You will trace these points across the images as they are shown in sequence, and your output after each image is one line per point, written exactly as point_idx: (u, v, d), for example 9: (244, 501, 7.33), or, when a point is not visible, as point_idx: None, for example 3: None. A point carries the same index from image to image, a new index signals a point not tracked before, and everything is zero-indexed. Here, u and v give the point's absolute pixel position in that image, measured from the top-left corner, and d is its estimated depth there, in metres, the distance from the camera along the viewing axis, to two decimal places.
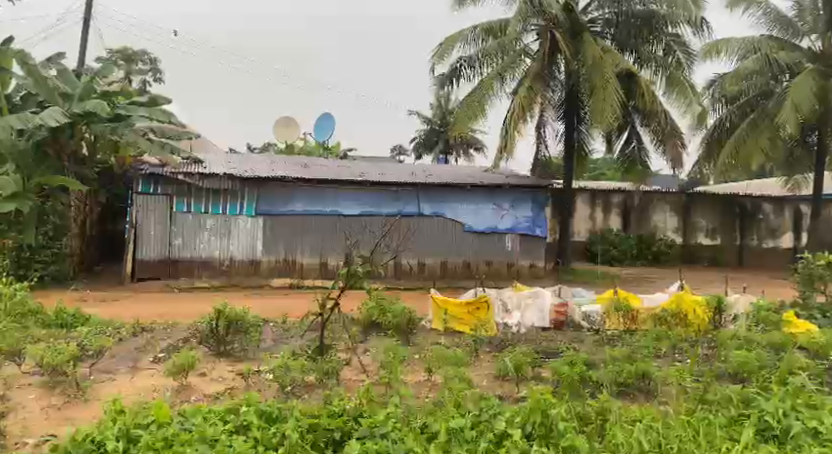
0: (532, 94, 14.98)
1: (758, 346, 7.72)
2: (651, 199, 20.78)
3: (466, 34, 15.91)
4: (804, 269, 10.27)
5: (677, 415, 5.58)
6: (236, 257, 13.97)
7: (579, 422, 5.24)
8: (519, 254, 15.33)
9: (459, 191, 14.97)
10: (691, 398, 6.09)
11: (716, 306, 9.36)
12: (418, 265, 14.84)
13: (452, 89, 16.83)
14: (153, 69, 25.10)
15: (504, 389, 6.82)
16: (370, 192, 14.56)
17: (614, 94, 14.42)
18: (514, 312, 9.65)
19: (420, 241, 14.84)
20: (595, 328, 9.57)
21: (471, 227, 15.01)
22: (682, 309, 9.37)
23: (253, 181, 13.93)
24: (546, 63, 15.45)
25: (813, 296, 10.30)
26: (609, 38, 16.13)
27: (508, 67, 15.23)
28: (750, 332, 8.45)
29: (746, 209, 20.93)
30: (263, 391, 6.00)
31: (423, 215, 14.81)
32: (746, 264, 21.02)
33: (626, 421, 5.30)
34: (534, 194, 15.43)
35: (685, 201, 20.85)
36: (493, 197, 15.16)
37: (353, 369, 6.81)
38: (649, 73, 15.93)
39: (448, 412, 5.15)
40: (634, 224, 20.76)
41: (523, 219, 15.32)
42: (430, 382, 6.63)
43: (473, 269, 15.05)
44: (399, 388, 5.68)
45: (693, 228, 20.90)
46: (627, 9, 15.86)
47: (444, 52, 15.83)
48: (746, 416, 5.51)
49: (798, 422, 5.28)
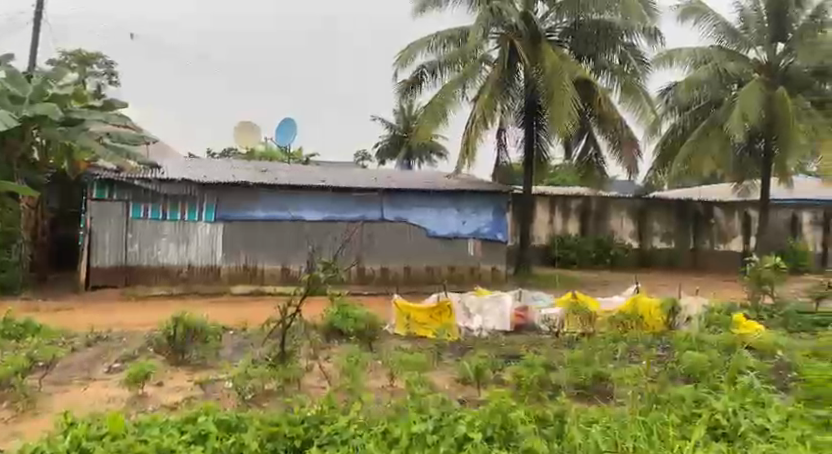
0: (493, 101, 15.31)
1: (708, 347, 8.01)
2: (608, 204, 21.18)
3: (427, 42, 16.05)
4: (753, 271, 10.67)
5: (633, 416, 5.73)
6: (195, 264, 13.78)
7: (540, 424, 5.36)
8: (482, 258, 15.51)
9: (421, 197, 15.03)
10: (647, 398, 6.28)
11: (669, 309, 9.81)
12: (380, 269, 14.86)
13: (414, 95, 16.93)
14: (109, 73, 24.61)
15: (466, 393, 6.90)
16: (331, 198, 14.51)
17: (571, 100, 14.76)
18: (476, 316, 9.79)
19: (382, 246, 14.87)
20: (553, 331, 9.81)
21: (434, 232, 15.12)
22: (637, 312, 9.69)
23: (212, 187, 13.76)
24: (506, 71, 15.79)
25: (761, 297, 10.69)
26: (567, 47, 16.43)
27: (468, 74, 15.45)
28: (702, 333, 8.78)
29: (698, 214, 21.52)
30: (222, 399, 5.93)
31: (386, 220, 14.85)
32: (700, 267, 21.60)
33: (584, 423, 5.44)
34: (495, 200, 15.62)
35: (641, 206, 21.32)
36: (455, 203, 15.30)
37: (314, 376, 6.77)
38: (605, 82, 16.35)
39: (411, 417, 5.23)
40: (591, 229, 21.16)
41: (485, 223, 15.53)
42: (392, 387, 6.65)
43: (436, 274, 15.15)
44: (361, 394, 5.71)
45: (649, 232, 21.38)
46: (583, 20, 16.17)
47: (408, 56, 15.93)
48: (698, 416, 5.70)
49: (745, 420, 5.48)
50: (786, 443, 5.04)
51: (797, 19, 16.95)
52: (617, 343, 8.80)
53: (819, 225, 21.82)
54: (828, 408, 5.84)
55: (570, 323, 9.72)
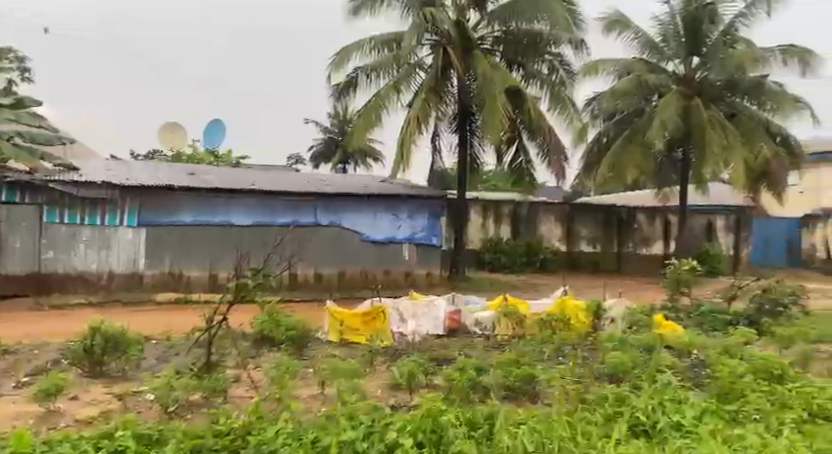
0: (427, 107, 15.48)
1: (630, 347, 8.33)
2: (539, 209, 21.70)
3: (362, 45, 16.11)
4: (672, 273, 11.16)
5: (558, 416, 5.89)
6: (116, 271, 13.31)
7: (469, 427, 5.45)
8: (417, 263, 15.63)
9: (355, 201, 15.01)
10: (573, 399, 6.47)
11: (595, 311, 10.15)
12: (314, 275, 14.71)
13: (348, 99, 16.90)
14: (23, 69, 23.44)
15: (398, 398, 6.93)
16: (262, 203, 14.30)
17: (503, 109, 15.08)
18: (409, 321, 9.83)
19: (316, 251, 14.76)
20: (486, 334, 10.03)
21: (369, 237, 15.14)
22: (566, 314, 9.99)
23: (135, 190, 13.27)
24: (440, 79, 15.98)
25: (679, 298, 11.20)
26: (498, 56, 16.72)
27: (403, 79, 15.62)
28: (625, 334, 9.13)
29: (622, 219, 22.30)
30: (143, 412, 5.74)
31: (320, 225, 14.77)
32: (624, 270, 22.39)
33: (514, 425, 5.55)
34: (429, 205, 15.78)
35: (570, 210, 21.94)
36: (390, 208, 15.35)
37: (242, 386, 6.65)
38: (535, 90, 16.79)
39: (341, 425, 5.22)
40: (523, 234, 21.62)
41: (419, 228, 15.67)
42: (323, 395, 6.61)
43: (370, 279, 15.13)
44: (289, 402, 5.64)
45: (576, 236, 22.00)
46: (514, 29, 16.52)
47: (343, 59, 15.90)
48: (620, 414, 5.91)
49: (664, 417, 5.73)
50: (700, 437, 5.30)
51: (710, 34, 17.90)
52: (545, 345, 9.02)
53: (731, 229, 22.97)
54: (738, 403, 6.18)
55: (501, 326, 9.95)
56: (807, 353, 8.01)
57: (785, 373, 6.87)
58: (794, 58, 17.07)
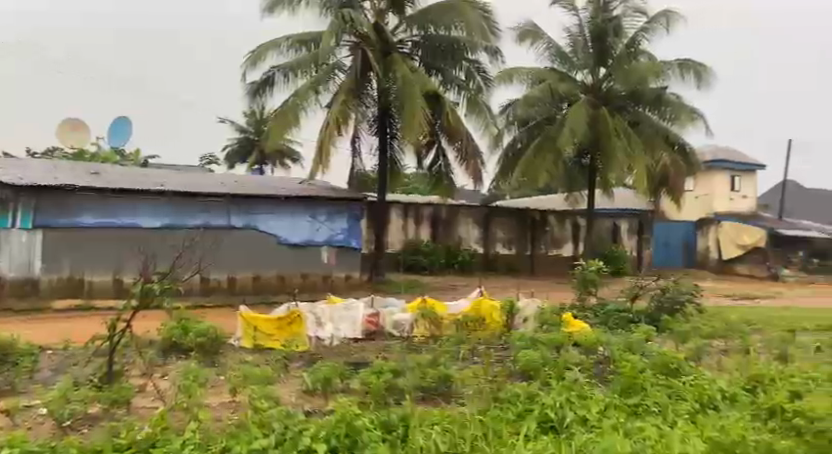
0: (346, 108, 15.34)
1: (540, 346, 8.61)
2: (456, 212, 22.04)
3: (278, 45, 15.96)
4: (579, 273, 11.65)
5: (471, 415, 5.99)
6: (8, 276, 12.37)
7: (384, 430, 5.46)
8: (335, 265, 15.58)
9: (272, 203, 14.78)
10: (485, 398, 6.59)
11: (509, 310, 10.48)
12: (228, 279, 14.33)
13: (264, 98, 16.58)
14: None
15: (312, 404, 6.87)
16: (173, 204, 13.83)
17: (423, 113, 15.20)
18: (327, 325, 9.72)
19: (230, 254, 14.40)
20: (404, 336, 10.08)
21: (286, 239, 14.93)
22: (480, 315, 10.26)
23: (31, 189, 12.45)
24: (359, 80, 15.93)
25: (586, 298, 11.68)
26: (417, 60, 16.88)
27: (321, 80, 15.49)
28: (536, 333, 9.45)
29: (536, 221, 23.00)
30: (35, 427, 5.42)
31: (233, 227, 14.42)
32: (537, 271, 23.04)
33: (428, 425, 5.62)
34: (348, 208, 15.76)
35: (487, 213, 22.37)
36: (308, 209, 15.21)
37: (146, 396, 6.42)
38: (453, 95, 17.00)
39: (252, 433, 5.12)
40: (441, 236, 21.87)
41: (338, 231, 15.61)
42: (234, 403, 6.45)
43: (286, 283, 14.92)
44: (197, 411, 5.47)
45: (492, 239, 22.46)
46: (432, 34, 16.73)
47: (258, 57, 15.62)
48: (530, 411, 6.08)
49: (571, 413, 5.93)
50: (604, 431, 5.54)
51: (615, 47, 18.66)
52: (460, 346, 9.19)
53: (635, 232, 24.11)
54: (639, 396, 6.49)
55: (419, 327, 10.07)
56: (700, 348, 8.53)
57: (680, 366, 7.29)
58: (689, 72, 18.12)
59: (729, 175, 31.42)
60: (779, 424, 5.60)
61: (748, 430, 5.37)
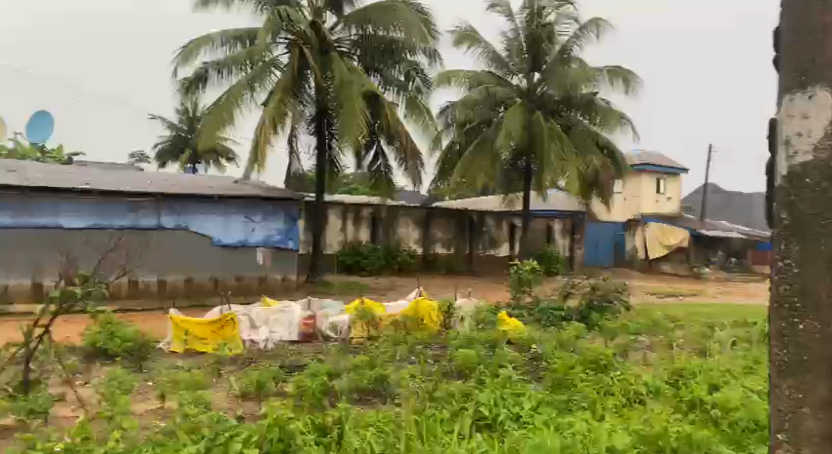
0: (282, 106, 15.09)
1: (476, 344, 8.71)
2: (396, 213, 22.04)
3: (212, 40, 15.59)
4: (515, 273, 11.90)
5: (407, 415, 5.99)
6: None
7: (318, 432, 5.38)
8: (271, 267, 15.26)
9: (205, 204, 14.45)
10: (420, 398, 6.60)
11: (446, 310, 10.61)
12: (158, 282, 13.90)
13: (197, 95, 16.19)
14: None
15: (245, 407, 6.75)
16: (98, 204, 13.36)
17: (362, 114, 15.12)
18: (261, 328, 9.49)
19: (160, 255, 13.98)
20: (341, 338, 9.90)
21: (219, 241, 14.59)
22: (418, 315, 10.33)
23: None
24: (296, 79, 15.71)
25: (521, 297, 11.93)
26: (355, 59, 16.87)
27: (257, 77, 15.17)
28: (472, 331, 9.58)
29: (474, 222, 23.25)
30: None
31: (164, 227, 14.01)
32: (474, 270, 23.31)
33: (363, 426, 5.59)
34: (284, 208, 15.49)
35: (426, 214, 22.44)
36: (243, 210, 14.91)
37: (67, 405, 6.16)
38: (392, 95, 17.11)
39: (179, 441, 4.98)
40: (381, 237, 21.82)
41: (274, 231, 15.34)
42: (163, 409, 6.26)
43: (220, 285, 14.56)
44: (121, 419, 5.28)
45: (431, 239, 22.58)
46: (370, 34, 16.61)
47: (190, 53, 15.21)
48: (465, 410, 6.12)
49: (504, 410, 6.01)
50: (536, 427, 5.62)
51: (548, 52, 19.14)
52: (397, 346, 9.21)
53: (568, 232, 24.73)
54: (569, 392, 6.64)
55: (356, 329, 9.94)
56: (627, 344, 8.80)
57: (609, 362, 7.51)
58: (619, 78, 18.64)
59: (656, 178, 32.60)
60: (699, 416, 5.82)
61: (671, 422, 5.56)
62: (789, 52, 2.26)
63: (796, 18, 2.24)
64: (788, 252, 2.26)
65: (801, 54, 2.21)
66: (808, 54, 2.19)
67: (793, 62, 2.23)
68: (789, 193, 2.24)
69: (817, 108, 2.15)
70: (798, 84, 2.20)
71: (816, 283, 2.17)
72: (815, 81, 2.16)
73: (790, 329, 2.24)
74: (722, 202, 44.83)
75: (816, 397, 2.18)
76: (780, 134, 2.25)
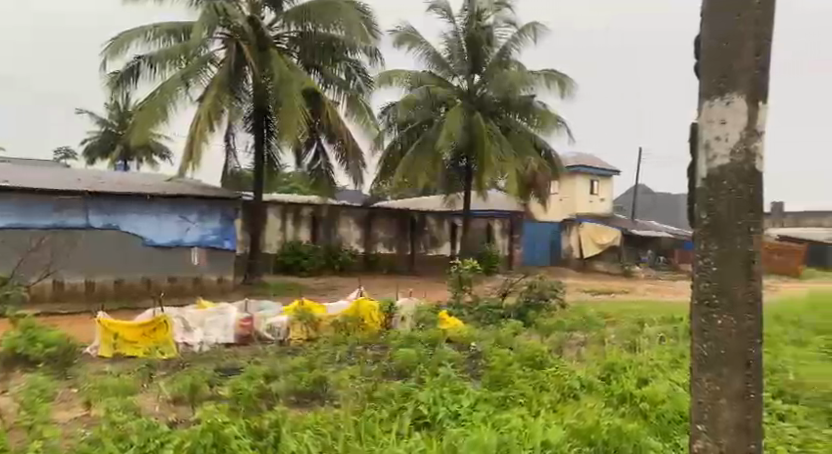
0: (218, 102, 14.76)
1: (416, 343, 8.74)
2: (337, 212, 21.90)
3: (144, 33, 15.11)
4: (455, 273, 12.09)
5: (345, 415, 5.92)
6: None
7: (255, 436, 5.25)
8: (206, 268, 14.89)
9: (136, 203, 14.00)
10: (360, 398, 6.55)
11: (387, 310, 10.62)
12: (85, 284, 13.35)
13: (129, 89, 15.67)
14: None
15: (178, 412, 6.55)
16: (20, 202, 12.73)
17: (301, 111, 14.92)
18: (196, 331, 9.32)
19: (87, 256, 13.44)
20: (279, 340, 9.75)
21: (152, 241, 14.15)
22: (359, 315, 10.28)
23: None
24: (233, 75, 15.38)
25: (461, 296, 12.04)
26: (295, 56, 16.61)
27: (192, 72, 14.79)
28: (413, 331, 9.58)
29: (415, 222, 23.31)
30: None
31: (92, 227, 13.50)
32: (416, 270, 23.36)
33: (301, 429, 5.50)
34: (220, 207, 15.15)
35: (368, 213, 22.37)
36: (177, 209, 14.51)
37: None
38: (332, 94, 16.95)
39: (105, 450, 4.79)
40: (322, 237, 21.64)
41: (209, 231, 14.97)
42: (89, 417, 6.00)
43: (153, 287, 14.11)
44: (43, 429, 5.03)
45: (373, 239, 22.49)
46: (310, 31, 16.41)
47: (121, 46, 14.71)
48: (405, 409, 6.11)
49: (443, 408, 6.03)
50: (474, 424, 5.65)
51: (488, 55, 19.44)
52: (337, 347, 9.13)
53: (507, 232, 25.12)
54: (505, 389, 6.72)
55: (294, 331, 9.82)
56: (561, 341, 8.99)
57: (544, 359, 7.66)
58: (554, 82, 19.02)
59: (589, 179, 33.52)
60: (629, 409, 5.98)
61: (603, 416, 5.71)
62: (710, 58, 2.34)
63: (716, 26, 2.31)
64: (707, 251, 2.35)
65: (722, 61, 2.29)
66: (725, 63, 2.28)
67: (712, 70, 2.32)
68: (708, 194, 2.34)
69: (734, 114, 2.25)
70: (718, 91, 2.29)
71: (732, 283, 2.28)
72: (733, 89, 2.26)
73: (710, 326, 2.34)
74: (650, 202, 46.50)
75: (732, 390, 2.32)
76: (701, 138, 2.34)
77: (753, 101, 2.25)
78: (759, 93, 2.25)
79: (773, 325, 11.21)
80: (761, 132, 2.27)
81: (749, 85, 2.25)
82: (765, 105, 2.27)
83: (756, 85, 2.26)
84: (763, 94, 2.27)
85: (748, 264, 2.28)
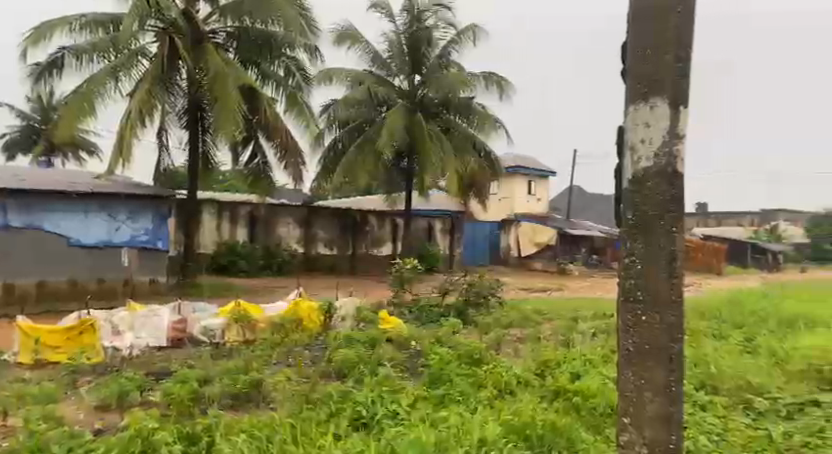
0: (150, 97, 14.25)
1: (355, 343, 8.68)
2: (275, 212, 21.61)
3: (69, 23, 14.49)
4: (397, 272, 12.03)
5: (281, 418, 5.80)
6: None
7: (186, 442, 5.09)
8: (137, 269, 14.42)
9: (61, 201, 13.40)
10: (297, 400, 6.44)
11: (327, 310, 10.53)
12: (4, 288, 12.69)
13: (53, 81, 15.00)
14: None
15: (106, 419, 6.29)
16: None
17: (237, 107, 14.58)
18: (126, 333, 8.81)
19: (6, 258, 12.79)
20: (214, 342, 9.51)
21: (78, 241, 13.59)
22: (298, 316, 10.16)
23: None
24: (165, 69, 14.91)
25: (401, 296, 12.04)
26: (231, 52, 16.39)
27: (122, 65, 14.26)
28: (352, 331, 9.53)
29: (356, 221, 23.18)
30: None
31: (11, 227, 12.85)
32: (357, 270, 23.23)
33: (234, 432, 5.36)
34: (152, 206, 14.71)
35: (308, 213, 22.11)
36: (105, 208, 14.00)
37: None
38: (270, 90, 16.68)
39: None
40: (260, 236, 21.28)
41: (141, 231, 14.51)
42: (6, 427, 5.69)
43: (79, 290, 13.57)
44: None
45: (313, 239, 22.24)
46: (247, 27, 16.12)
47: (43, 36, 14.05)
48: (343, 410, 6.06)
49: (381, 408, 5.99)
50: (412, 423, 5.62)
51: (427, 56, 19.54)
52: (275, 349, 8.98)
53: (447, 232, 25.29)
54: (444, 387, 6.73)
55: (230, 333, 9.58)
56: (499, 339, 9.09)
57: (482, 356, 7.74)
58: (493, 84, 19.28)
59: (528, 180, 34.12)
60: (562, 403, 6.09)
61: (537, 411, 5.79)
62: (635, 63, 2.38)
63: (640, 33, 2.36)
64: (633, 249, 2.40)
65: (646, 67, 2.34)
66: (650, 69, 2.33)
67: (636, 75, 2.37)
68: (634, 195, 2.39)
69: (657, 119, 2.30)
70: (641, 96, 2.34)
71: (656, 280, 2.34)
72: (657, 94, 2.31)
73: (634, 322, 2.39)
74: (585, 202, 47.71)
75: (656, 383, 2.37)
76: (627, 140, 2.39)
77: (675, 106, 2.31)
78: (680, 98, 2.31)
79: (699, 321, 11.66)
80: (682, 136, 2.33)
81: (671, 90, 2.31)
82: (686, 110, 2.33)
83: (678, 90, 2.31)
84: (685, 100, 2.33)
85: (671, 261, 2.34)
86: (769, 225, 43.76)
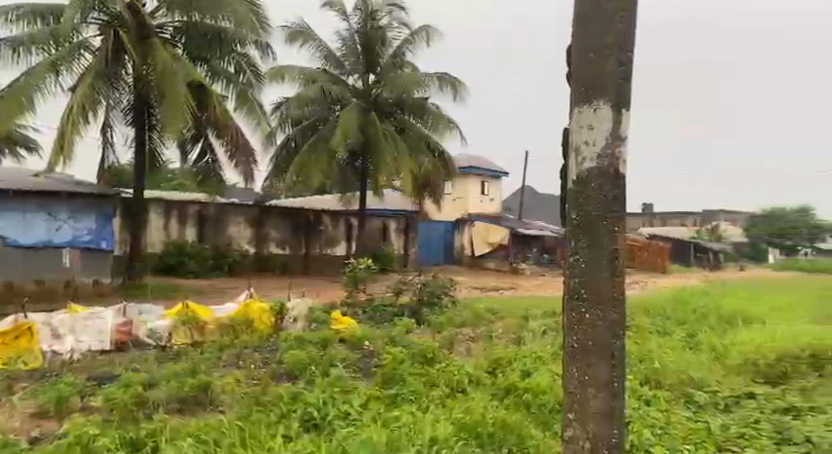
0: (93, 93, 13.84)
1: (306, 344, 8.58)
2: (226, 211, 21.23)
3: (5, 14, 14.05)
4: (350, 272, 11.96)
5: (230, 421, 5.67)
6: None
7: (129, 448, 4.92)
8: (78, 270, 13.97)
9: None
10: (247, 403, 6.32)
11: (278, 311, 10.40)
12: None
13: None
14: None
15: (43, 426, 6.03)
16: None
17: (185, 103, 14.23)
18: (66, 337, 8.59)
19: None
20: (160, 344, 9.25)
21: (15, 241, 13.10)
22: (248, 317, 10.00)
23: None
24: (110, 64, 14.53)
25: (354, 296, 11.97)
26: (179, 47, 15.99)
27: (63, 59, 13.85)
28: (304, 332, 9.43)
29: (309, 221, 22.96)
30: None
31: None
32: (309, 270, 22.99)
33: (181, 436, 5.22)
34: (95, 205, 14.29)
35: (259, 212, 21.80)
36: (45, 207, 13.46)
37: None
38: (219, 87, 16.21)
39: None
40: (209, 236, 20.87)
41: (84, 231, 14.08)
42: None
43: (14, 291, 13.03)
44: None
45: (264, 239, 21.92)
46: (196, 22, 15.75)
47: None
48: (295, 411, 5.97)
49: (332, 408, 5.93)
50: (364, 424, 5.56)
51: (381, 55, 19.47)
52: (225, 351, 8.81)
53: (401, 231, 25.27)
54: (397, 386, 6.69)
55: (177, 335, 9.33)
56: (452, 338, 9.11)
57: (435, 355, 7.74)
58: (447, 85, 19.32)
59: (481, 180, 34.38)
60: (512, 400, 6.13)
61: (488, 409, 5.81)
62: (578, 66, 2.40)
63: (585, 36, 2.37)
64: (577, 248, 2.42)
65: (589, 69, 2.35)
66: (594, 71, 2.35)
67: (580, 78, 2.38)
68: (578, 196, 2.40)
69: (599, 121, 2.32)
70: (585, 98, 2.36)
71: (599, 278, 2.36)
72: (600, 96, 2.33)
73: (578, 320, 2.40)
74: (536, 203, 48.38)
75: (600, 379, 2.39)
76: (572, 142, 2.41)
77: (617, 108, 2.33)
78: (622, 101, 2.33)
79: (647, 318, 11.93)
80: (625, 138, 2.35)
81: (614, 93, 2.33)
82: (627, 112, 2.36)
83: (620, 93, 2.33)
84: (627, 102, 2.35)
85: (614, 259, 2.36)
86: (711, 225, 45.24)
